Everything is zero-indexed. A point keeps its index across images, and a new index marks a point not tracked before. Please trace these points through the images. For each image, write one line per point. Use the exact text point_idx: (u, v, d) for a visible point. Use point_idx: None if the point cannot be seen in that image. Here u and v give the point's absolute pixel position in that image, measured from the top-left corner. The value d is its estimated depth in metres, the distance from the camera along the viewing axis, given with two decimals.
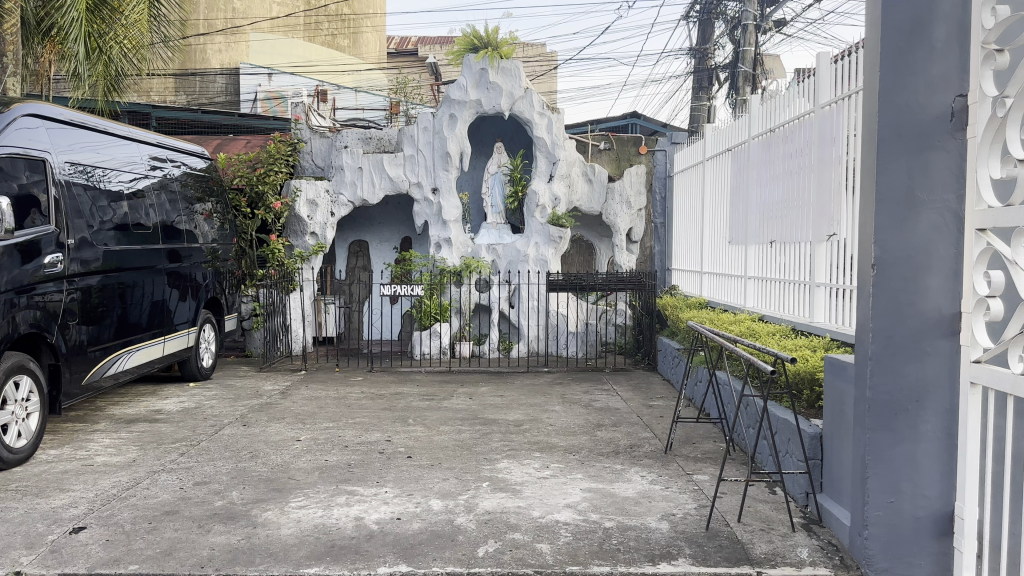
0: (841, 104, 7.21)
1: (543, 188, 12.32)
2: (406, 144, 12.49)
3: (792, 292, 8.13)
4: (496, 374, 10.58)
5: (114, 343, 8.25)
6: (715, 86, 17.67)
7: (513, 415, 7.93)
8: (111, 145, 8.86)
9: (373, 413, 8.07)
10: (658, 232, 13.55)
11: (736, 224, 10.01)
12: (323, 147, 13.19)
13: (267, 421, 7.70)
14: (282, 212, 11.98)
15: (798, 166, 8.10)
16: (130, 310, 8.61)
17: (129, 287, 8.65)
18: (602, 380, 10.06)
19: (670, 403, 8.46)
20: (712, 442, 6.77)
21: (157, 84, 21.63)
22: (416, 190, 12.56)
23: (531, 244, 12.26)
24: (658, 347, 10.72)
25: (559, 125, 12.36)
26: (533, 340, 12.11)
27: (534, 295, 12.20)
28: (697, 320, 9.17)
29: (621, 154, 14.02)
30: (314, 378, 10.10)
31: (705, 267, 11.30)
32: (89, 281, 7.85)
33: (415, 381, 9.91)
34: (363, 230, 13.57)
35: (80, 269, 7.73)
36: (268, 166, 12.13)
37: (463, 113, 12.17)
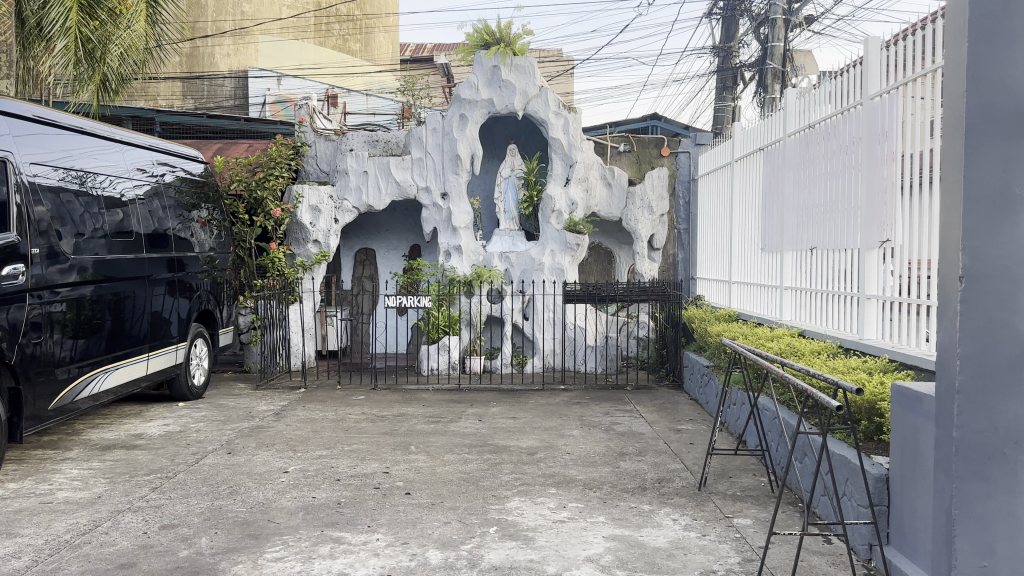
0: (893, 95, 6.42)
1: (559, 192, 11.56)
2: (414, 146, 11.73)
3: (835, 305, 7.33)
4: (508, 392, 9.80)
5: (105, 357, 7.80)
6: (740, 86, 16.83)
7: (527, 442, 7.17)
8: (102, 148, 8.31)
9: (372, 438, 7.33)
10: (681, 238, 12.83)
11: (770, 230, 9.20)
12: (327, 151, 12.51)
13: (254, 449, 6.99)
14: (282, 219, 11.24)
15: (842, 165, 7.31)
16: (122, 323, 8.11)
17: (126, 299, 8.23)
18: (624, 400, 9.25)
19: (700, 428, 7.67)
20: (751, 478, 6.00)
21: (163, 90, 21.06)
22: (424, 195, 11.80)
23: (546, 252, 11.50)
24: (684, 363, 9.94)
25: (577, 125, 11.59)
26: (549, 355, 11.36)
27: (549, 306, 11.41)
28: (730, 336, 8.38)
29: (641, 155, 13.35)
30: (313, 397, 9.38)
31: (734, 276, 10.50)
32: (81, 290, 7.43)
33: (420, 400, 9.16)
34: (370, 238, 12.87)
35: (72, 279, 7.29)
36: (267, 171, 11.39)
37: (474, 113, 11.44)
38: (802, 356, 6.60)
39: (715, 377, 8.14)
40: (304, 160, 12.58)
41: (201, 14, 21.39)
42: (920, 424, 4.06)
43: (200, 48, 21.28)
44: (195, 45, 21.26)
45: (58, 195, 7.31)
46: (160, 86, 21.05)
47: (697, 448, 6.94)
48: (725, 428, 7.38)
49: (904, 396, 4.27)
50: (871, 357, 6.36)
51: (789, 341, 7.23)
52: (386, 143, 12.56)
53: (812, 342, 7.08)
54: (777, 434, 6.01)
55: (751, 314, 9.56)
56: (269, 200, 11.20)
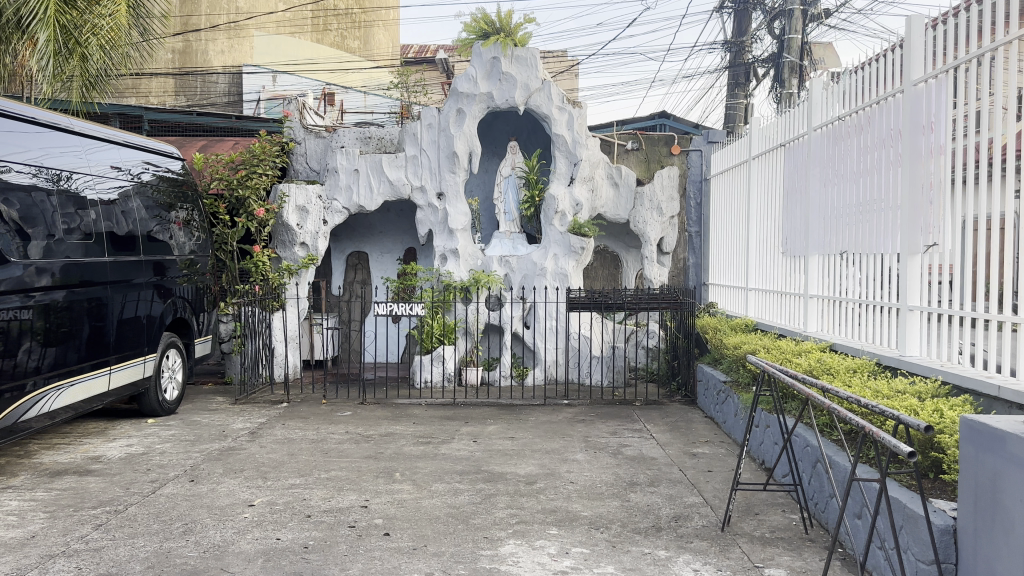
0: (941, 79, 5.65)
1: (563, 192, 10.81)
2: (407, 143, 10.97)
3: (871, 316, 6.56)
4: (507, 407, 9.04)
5: (83, 365, 7.36)
6: (752, 83, 16.07)
7: (525, 468, 6.42)
8: (79, 145, 7.71)
9: (353, 464, 6.58)
10: (692, 242, 12.11)
11: (793, 233, 8.44)
12: (317, 148, 11.81)
13: (220, 477, 6.25)
14: (267, 220, 10.47)
15: (878, 160, 6.54)
16: (98, 331, 7.59)
17: (102, 305, 7.67)
18: (632, 417, 8.48)
19: (718, 453, 6.92)
20: (781, 516, 5.26)
21: (155, 88, 20.63)
22: (418, 195, 11.03)
23: (549, 256, 10.74)
24: (697, 376, 9.20)
25: (583, 120, 10.82)
26: (551, 366, 10.62)
27: (553, 314, 10.68)
28: (750, 348, 7.63)
29: (650, 154, 12.54)
30: (295, 413, 8.63)
31: (751, 282, 9.75)
32: (53, 296, 6.90)
33: (411, 417, 8.40)
34: (362, 241, 12.11)
35: (45, 283, 6.80)
36: (250, 169, 10.50)
37: (472, 108, 10.70)
38: (836, 377, 5.84)
39: (737, 395, 7.37)
40: (293, 158, 11.86)
41: (195, 8, 20.79)
42: (1003, 467, 3.31)
43: (194, 43, 20.81)
44: (188, 40, 20.81)
45: (29, 194, 6.75)
46: (152, 80, 20.57)
47: (715, 477, 6.18)
48: (752, 457, 6.60)
49: (978, 433, 3.51)
50: (918, 377, 5.60)
51: (822, 356, 6.47)
52: (379, 140, 11.76)
53: (847, 358, 6.31)
54: (815, 466, 5.24)
55: (771, 323, 8.80)
56: (252, 199, 10.39)
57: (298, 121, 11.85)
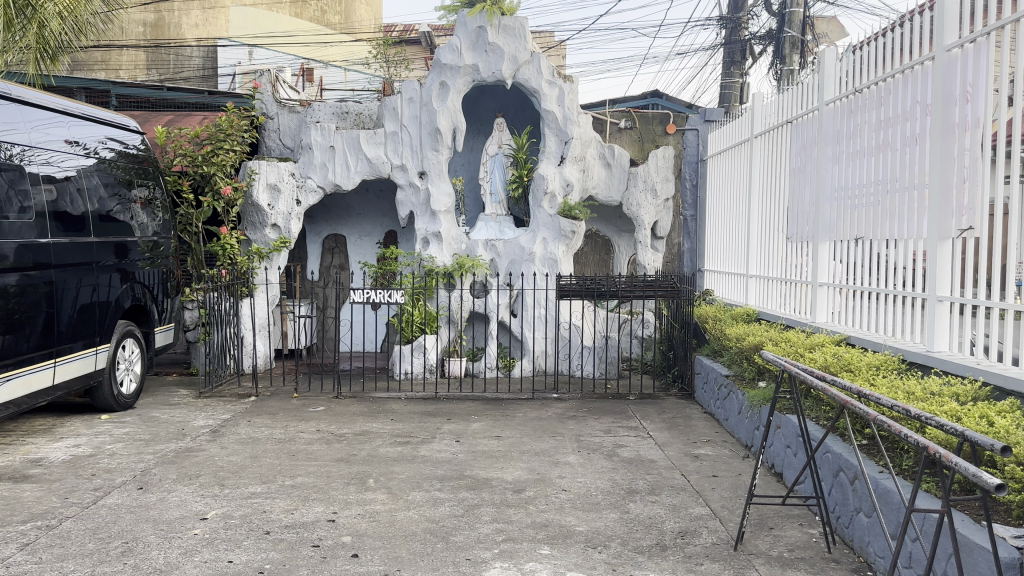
0: (980, 42, 4.98)
1: (553, 172, 10.16)
2: (387, 119, 10.27)
3: (893, 307, 5.95)
4: (493, 402, 8.42)
5: (34, 355, 6.71)
6: (749, 61, 15.42)
7: (513, 473, 5.82)
8: (30, 115, 6.98)
9: (322, 469, 5.94)
10: (688, 225, 11.63)
11: (801, 216, 7.80)
12: (292, 123, 11.20)
13: (172, 484, 5.61)
14: (235, 199, 9.74)
15: (900, 135, 5.90)
16: (57, 314, 7.02)
17: (59, 288, 7.07)
18: (627, 413, 7.88)
19: (722, 455, 6.34)
20: (799, 532, 4.69)
21: (127, 62, 19.92)
22: (398, 174, 10.35)
23: (537, 240, 10.09)
24: (695, 368, 8.62)
25: (574, 95, 10.16)
26: (540, 356, 10.01)
27: (541, 302, 10.05)
28: (757, 340, 7.04)
29: (644, 133, 11.95)
30: (262, 408, 7.99)
31: (753, 268, 9.16)
32: (3, 281, 6.32)
33: (389, 413, 7.76)
34: (339, 223, 11.43)
35: None
36: (215, 144, 9.65)
37: (456, 81, 10.00)
38: (857, 376, 5.27)
39: (742, 392, 6.79)
40: (266, 134, 11.25)
41: None
42: None
43: (166, 15, 20.04)
44: (161, 13, 20.06)
45: None
46: (124, 52, 19.83)
47: (722, 484, 5.61)
48: (765, 462, 6.04)
49: None
50: (951, 376, 4.99)
51: (837, 350, 5.91)
52: (357, 116, 11.04)
53: (867, 354, 5.72)
54: (839, 476, 4.69)
55: (775, 313, 8.20)
56: (219, 176, 9.60)
57: (270, 94, 11.19)
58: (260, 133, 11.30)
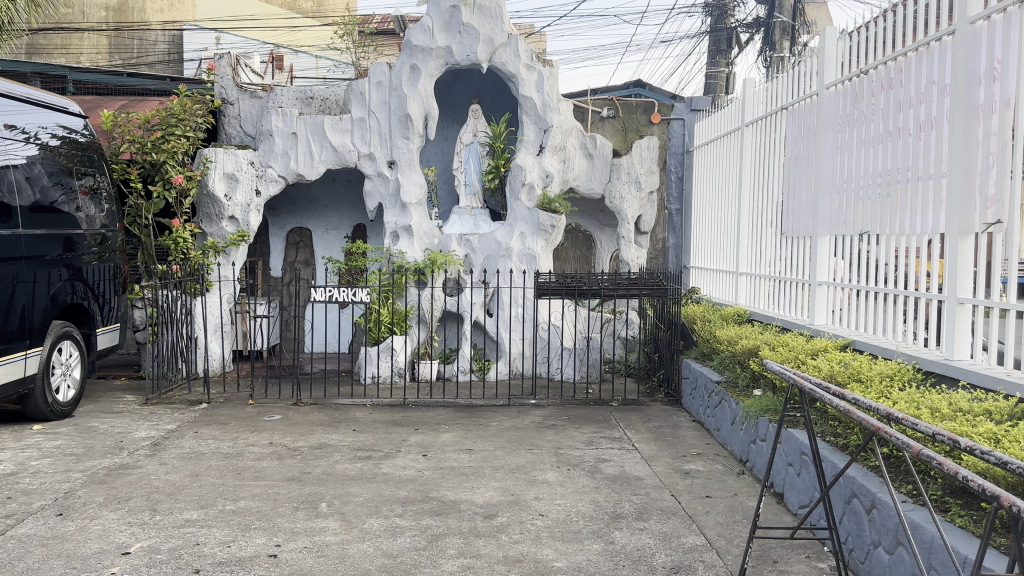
0: (1010, 12, 4.43)
1: (531, 162, 9.54)
2: (354, 104, 9.60)
3: (904, 309, 5.42)
4: (465, 409, 7.81)
5: None
6: (735, 50, 14.87)
7: (484, 494, 5.21)
8: None
9: (269, 491, 5.31)
10: (673, 220, 11.27)
11: (798, 209, 7.26)
12: (253, 109, 10.55)
13: (96, 510, 4.94)
14: (188, 188, 9.02)
15: (914, 119, 5.35)
16: None
17: None
18: (610, 421, 7.30)
19: (715, 471, 5.77)
20: (807, 567, 4.13)
21: (88, 50, 19.09)
22: (366, 163, 9.68)
23: (515, 235, 9.47)
24: (682, 372, 8.06)
25: (553, 80, 9.55)
26: (517, 359, 9.40)
27: (518, 300, 9.44)
28: (752, 344, 6.48)
29: (628, 123, 11.24)
30: (213, 418, 7.35)
31: (744, 264, 8.61)
32: None
33: (352, 423, 7.12)
34: (304, 216, 10.74)
35: None
36: (165, 130, 8.87)
37: (428, 64, 9.36)
38: (869, 387, 4.71)
39: (736, 401, 6.21)
40: (225, 120, 10.59)
41: None
42: None
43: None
44: None
45: None
46: (85, 38, 19.14)
47: (717, 507, 5.02)
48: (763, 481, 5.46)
49: None
50: (976, 388, 4.44)
51: (842, 356, 5.36)
52: (323, 101, 10.50)
53: (878, 361, 5.16)
54: (851, 503, 4.16)
55: (768, 313, 7.66)
56: (169, 164, 8.85)
57: (230, 78, 10.52)
58: (219, 119, 10.64)
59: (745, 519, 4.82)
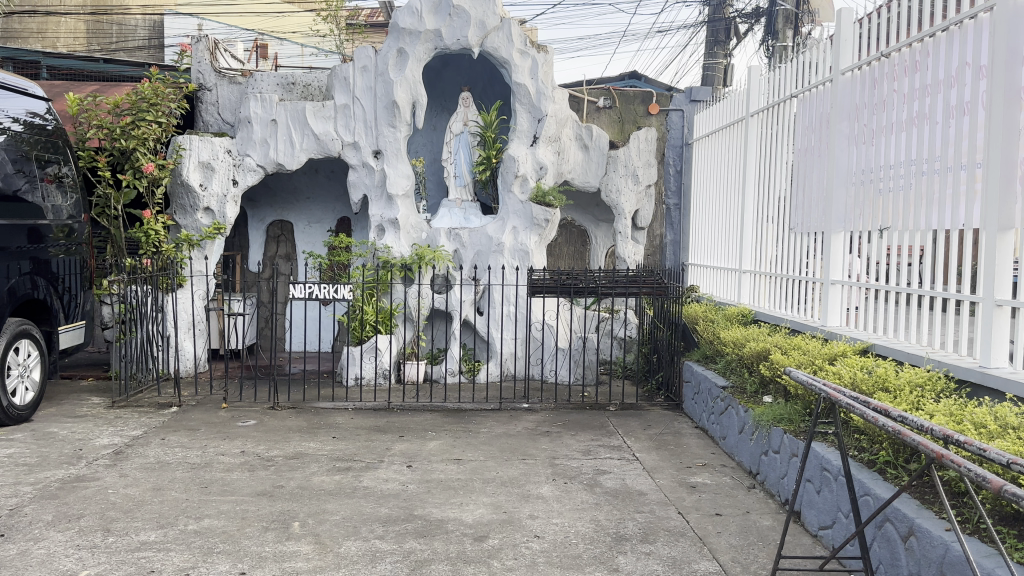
0: None
1: (524, 153, 9.07)
2: (337, 90, 9.11)
3: (930, 311, 4.99)
4: (453, 413, 7.35)
5: None
6: (733, 41, 14.43)
7: (474, 512, 4.75)
8: None
9: (237, 508, 4.83)
10: (670, 216, 10.75)
11: (809, 204, 6.84)
12: (232, 96, 10.10)
13: (43, 530, 4.45)
14: (160, 177, 8.48)
15: (943, 105, 4.93)
16: None
17: None
18: (608, 428, 6.86)
19: (723, 485, 5.33)
20: None
21: (64, 37, 18.29)
22: (350, 152, 9.19)
23: (506, 229, 9.00)
24: (683, 375, 7.61)
25: (548, 67, 9.09)
26: (508, 360, 8.94)
27: (510, 298, 8.97)
28: (762, 347, 6.04)
29: (625, 113, 10.78)
30: (182, 424, 6.85)
31: (747, 262, 8.19)
32: None
33: (331, 429, 6.65)
34: (286, 208, 10.26)
35: None
36: (135, 115, 8.28)
37: (415, 48, 8.87)
38: (898, 398, 4.28)
39: (744, 407, 5.78)
40: (203, 107, 10.15)
41: None
42: None
43: None
44: None
45: None
46: (62, 21, 18.33)
47: (729, 528, 4.58)
48: (777, 496, 5.02)
49: None
50: (1020, 399, 4.01)
51: (863, 360, 4.93)
52: (305, 87, 9.98)
53: (904, 368, 4.71)
54: (883, 526, 3.74)
55: (774, 313, 7.23)
56: (140, 151, 8.28)
57: (208, 63, 10.05)
58: (196, 106, 10.17)
59: (761, 541, 4.38)
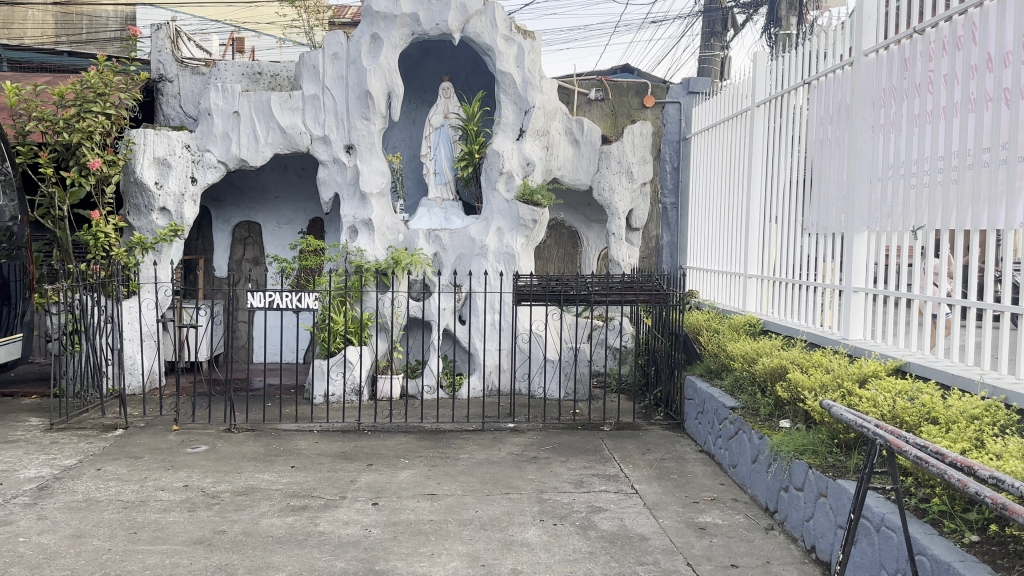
0: None
1: (510, 148, 8.35)
2: (306, 79, 8.37)
3: (979, 325, 4.29)
4: (431, 435, 6.61)
5: None
6: (730, 33, 13.74)
7: (447, 565, 4.01)
8: None
9: (166, 561, 4.07)
10: (666, 215, 10.08)
11: (827, 202, 6.14)
12: (194, 87, 9.33)
13: None
14: (109, 174, 7.69)
15: (996, 85, 4.23)
16: None
17: None
18: (602, 452, 6.13)
19: (738, 527, 4.62)
20: None
21: (32, 30, 17.08)
22: (321, 147, 8.45)
23: (491, 231, 8.27)
24: (684, 391, 6.90)
25: (535, 54, 8.36)
26: (492, 373, 8.21)
27: (495, 306, 8.25)
28: (778, 364, 5.34)
29: (618, 106, 10.10)
30: (124, 450, 6.07)
31: (753, 265, 7.50)
32: None
33: (291, 457, 5.90)
34: (253, 208, 9.51)
35: None
36: (81, 106, 7.44)
37: (391, 33, 8.13)
38: (950, 433, 3.58)
39: (759, 433, 5.07)
40: (162, 100, 9.36)
41: None
42: None
43: None
44: None
45: None
46: (29, 12, 17.06)
47: None
48: (801, 541, 4.34)
49: None
50: None
51: (899, 383, 4.24)
52: (272, 77, 9.29)
53: (952, 395, 4.00)
54: None
55: (786, 323, 6.52)
56: (85, 146, 7.46)
57: (168, 52, 9.30)
58: (156, 98, 9.40)
59: None
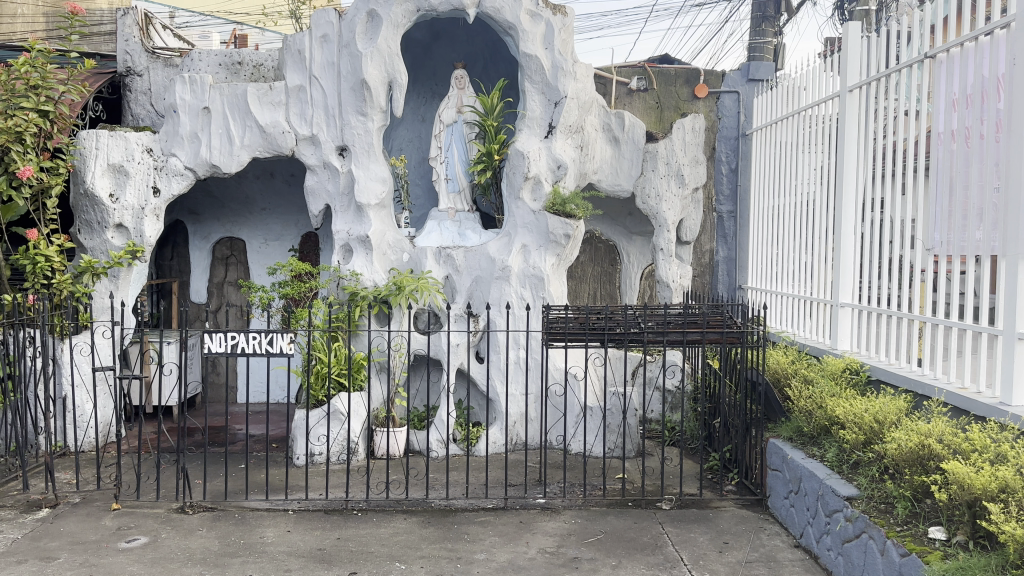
0: None
1: (536, 147, 6.85)
2: (290, 67, 6.97)
3: None
4: (439, 517, 5.11)
5: None
6: (785, 17, 12.10)
7: None
8: None
9: None
10: (723, 225, 8.54)
11: (966, 214, 4.55)
12: (167, 82, 7.96)
13: None
14: (49, 185, 6.31)
15: None
16: None
17: None
18: (666, 549, 4.59)
19: None
20: None
21: (22, 26, 16.04)
22: (309, 149, 7.03)
23: (514, 248, 6.79)
24: (764, 456, 5.37)
25: (567, 33, 6.88)
26: (517, 422, 6.71)
27: (521, 340, 6.77)
28: (921, 443, 3.80)
29: (664, 97, 8.58)
30: (39, 546, 4.64)
31: (843, 291, 5.93)
32: None
33: (251, 559, 4.42)
34: (235, 223, 8.13)
35: None
36: (8, 102, 6.01)
37: (391, 9, 6.67)
38: None
39: (902, 549, 3.51)
40: (131, 97, 7.99)
41: None
42: None
43: None
44: None
45: None
46: (19, 9, 16.03)
47: None
48: None
49: None
50: None
51: None
52: (255, 68, 7.93)
53: None
54: None
55: (902, 374, 4.94)
56: (15, 150, 6.04)
57: (137, 41, 7.91)
58: (123, 95, 8.03)
59: None
